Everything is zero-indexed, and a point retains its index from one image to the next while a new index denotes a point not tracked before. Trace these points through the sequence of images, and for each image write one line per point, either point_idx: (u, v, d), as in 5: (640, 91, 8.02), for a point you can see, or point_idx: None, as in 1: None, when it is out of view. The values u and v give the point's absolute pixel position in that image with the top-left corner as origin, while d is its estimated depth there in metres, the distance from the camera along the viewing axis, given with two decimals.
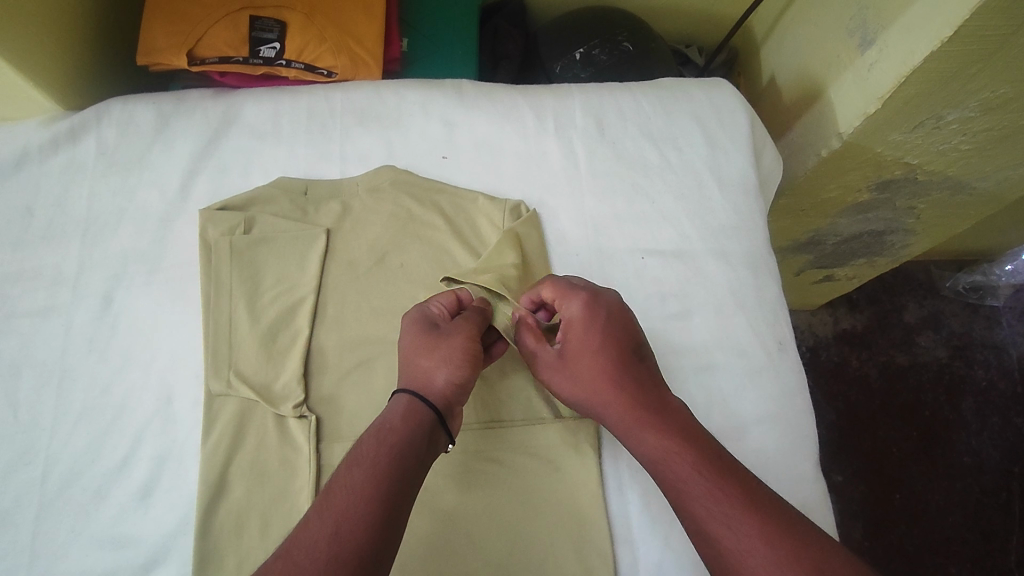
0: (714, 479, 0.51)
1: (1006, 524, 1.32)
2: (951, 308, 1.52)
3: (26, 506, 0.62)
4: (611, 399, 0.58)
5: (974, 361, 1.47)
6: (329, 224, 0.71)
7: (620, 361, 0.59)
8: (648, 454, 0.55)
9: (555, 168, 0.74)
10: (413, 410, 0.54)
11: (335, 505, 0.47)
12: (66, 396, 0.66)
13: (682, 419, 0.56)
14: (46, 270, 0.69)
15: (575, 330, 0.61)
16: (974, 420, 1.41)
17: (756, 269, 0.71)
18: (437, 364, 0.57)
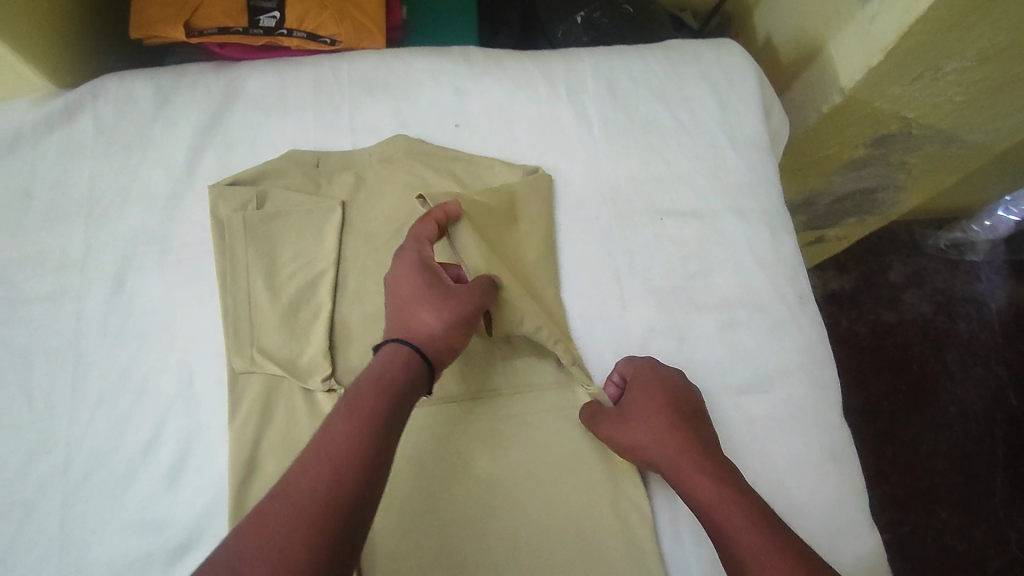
0: (774, 539, 0.51)
1: (991, 468, 1.38)
2: (933, 265, 1.55)
3: (50, 495, 0.60)
4: (670, 457, 0.58)
5: (956, 315, 1.51)
6: (344, 196, 0.70)
7: (684, 421, 0.60)
8: (705, 509, 0.55)
9: (569, 132, 0.73)
10: (403, 353, 0.54)
11: (332, 448, 0.46)
12: (82, 382, 0.64)
13: (742, 483, 0.56)
14: (50, 254, 0.67)
15: (644, 390, 0.61)
16: (958, 371, 1.46)
17: (772, 225, 0.72)
18: (429, 310, 0.57)
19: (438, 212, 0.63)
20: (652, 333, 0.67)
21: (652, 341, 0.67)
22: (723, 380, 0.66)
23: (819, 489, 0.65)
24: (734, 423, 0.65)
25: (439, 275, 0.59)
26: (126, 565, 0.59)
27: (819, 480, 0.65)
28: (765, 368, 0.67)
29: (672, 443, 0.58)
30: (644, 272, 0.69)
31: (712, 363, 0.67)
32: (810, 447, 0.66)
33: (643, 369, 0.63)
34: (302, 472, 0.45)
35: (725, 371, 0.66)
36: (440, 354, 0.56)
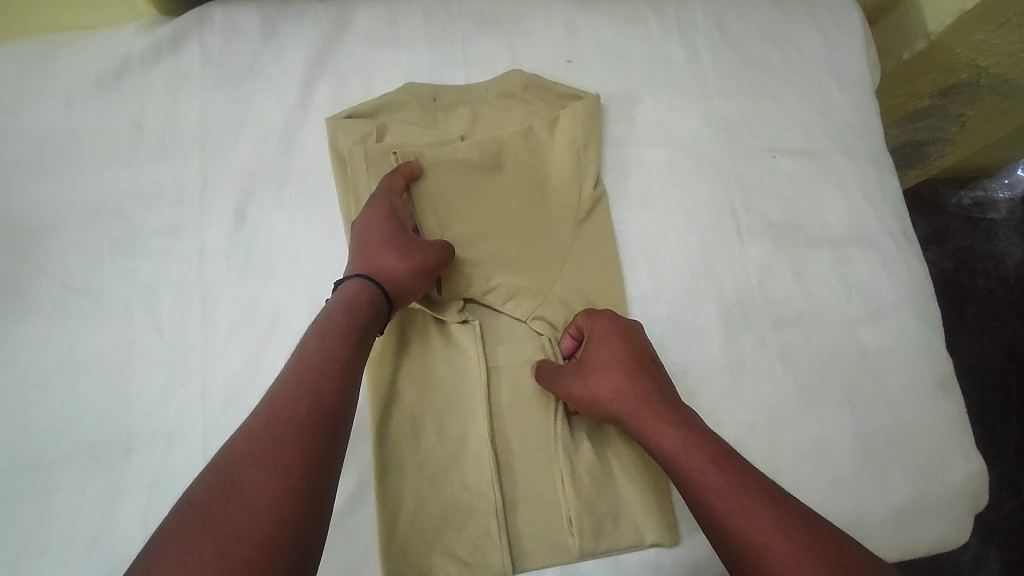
0: (733, 475, 0.51)
1: (1007, 416, 1.23)
2: (955, 223, 1.37)
3: (191, 425, 0.60)
4: (631, 405, 0.57)
5: (976, 272, 1.33)
6: (461, 131, 0.69)
7: (640, 369, 0.58)
8: (666, 452, 0.54)
9: (680, 70, 0.73)
10: (361, 292, 0.57)
11: (301, 379, 0.50)
12: (211, 314, 0.63)
13: (701, 425, 0.55)
14: (168, 187, 0.66)
15: (603, 341, 0.60)
16: (975, 323, 1.30)
17: (878, 164, 0.73)
18: (391, 257, 0.59)
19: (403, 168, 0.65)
20: (769, 266, 0.68)
21: (770, 274, 0.68)
22: (840, 310, 0.68)
23: (938, 415, 0.66)
24: (854, 353, 0.66)
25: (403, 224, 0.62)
26: None
27: (937, 407, 0.66)
28: (879, 299, 0.69)
29: (632, 392, 0.57)
30: (759, 208, 0.70)
31: (828, 295, 0.68)
32: (927, 375, 0.67)
33: (598, 320, 0.61)
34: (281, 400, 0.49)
35: (842, 303, 0.68)
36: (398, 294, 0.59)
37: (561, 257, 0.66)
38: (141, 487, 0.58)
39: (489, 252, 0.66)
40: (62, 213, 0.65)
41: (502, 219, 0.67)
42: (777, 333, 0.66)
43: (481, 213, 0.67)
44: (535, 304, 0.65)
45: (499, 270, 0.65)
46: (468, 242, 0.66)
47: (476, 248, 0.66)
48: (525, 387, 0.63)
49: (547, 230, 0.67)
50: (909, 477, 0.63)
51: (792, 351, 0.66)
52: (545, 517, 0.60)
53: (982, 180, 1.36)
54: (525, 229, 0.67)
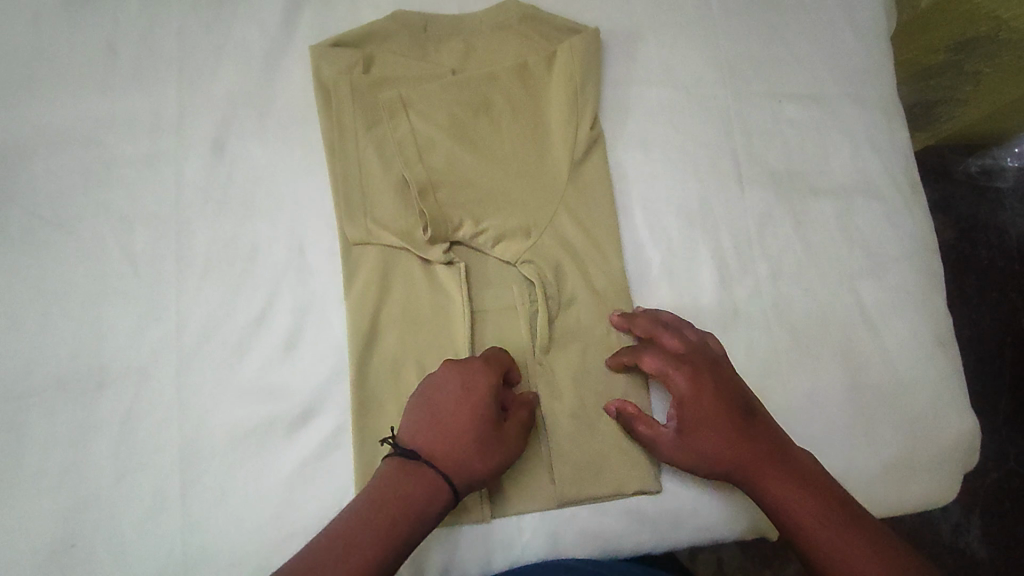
0: (845, 523, 0.52)
1: (1000, 387, 1.22)
2: (961, 191, 1.33)
3: (165, 360, 0.59)
4: (738, 465, 0.55)
5: (978, 242, 1.31)
6: (453, 64, 0.66)
7: (741, 426, 0.55)
8: (778, 503, 0.54)
9: (687, 7, 0.70)
10: (418, 466, 0.51)
11: (403, 484, 0.51)
12: (188, 249, 0.61)
13: (805, 463, 0.55)
14: (141, 113, 0.63)
15: (697, 396, 0.56)
16: (973, 293, 1.28)
17: (889, 113, 0.70)
18: (461, 407, 0.53)
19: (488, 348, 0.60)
20: (769, 215, 0.66)
21: (770, 224, 0.66)
22: (840, 263, 0.65)
23: (933, 373, 0.64)
24: (851, 306, 0.64)
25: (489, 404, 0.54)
26: (251, 431, 0.58)
27: (932, 365, 0.64)
28: (881, 253, 0.66)
29: (735, 452, 0.55)
30: (761, 155, 0.67)
31: (828, 247, 0.66)
32: (925, 332, 0.65)
33: (684, 368, 0.56)
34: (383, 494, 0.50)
35: (842, 255, 0.66)
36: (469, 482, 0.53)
37: (555, 197, 0.63)
38: (114, 420, 0.57)
39: (480, 193, 0.63)
40: (28, 137, 0.61)
41: (495, 157, 0.64)
42: (774, 284, 0.64)
43: (472, 151, 0.63)
44: (524, 248, 0.62)
45: (489, 212, 0.62)
46: (456, 182, 0.63)
47: (464, 188, 0.63)
48: (511, 332, 0.61)
49: (541, 168, 0.64)
50: (900, 433, 0.62)
51: (788, 303, 0.64)
52: (529, 479, 0.58)
53: (992, 150, 1.31)
54: (520, 167, 0.63)
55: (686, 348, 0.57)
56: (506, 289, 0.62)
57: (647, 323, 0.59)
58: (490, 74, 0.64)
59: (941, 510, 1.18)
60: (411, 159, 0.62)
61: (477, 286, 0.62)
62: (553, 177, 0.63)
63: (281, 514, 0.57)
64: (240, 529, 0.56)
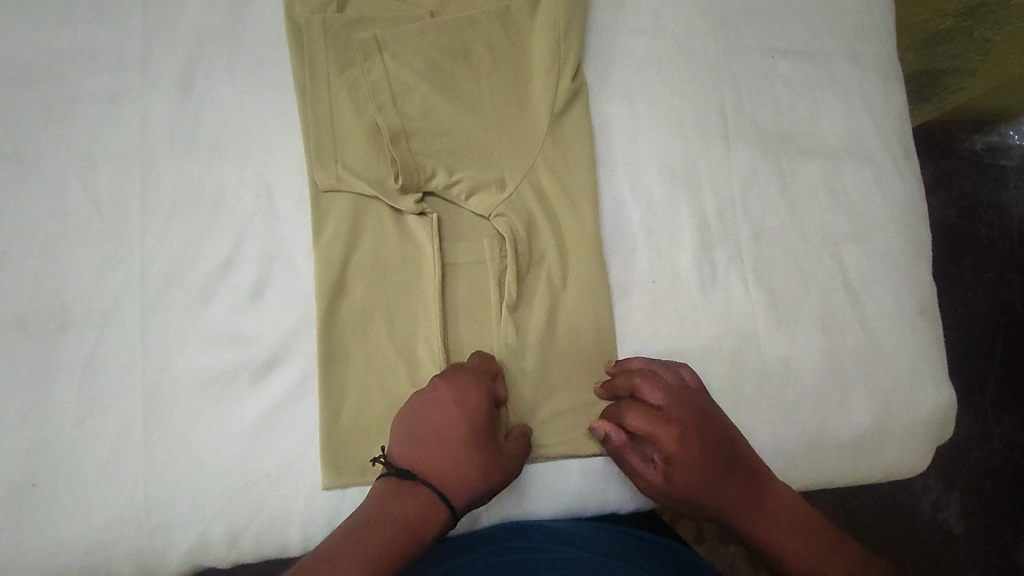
0: (838, 557, 0.50)
1: (988, 368, 1.22)
2: (963, 167, 1.30)
3: (129, 304, 0.57)
4: (736, 516, 0.53)
5: (978, 220, 1.28)
6: (432, 5, 0.63)
7: (732, 472, 0.53)
8: (779, 553, 0.51)
9: None
10: (403, 487, 0.50)
11: (405, 509, 0.49)
12: (152, 190, 0.58)
13: (791, 502, 0.53)
14: (105, 47, 0.60)
15: (685, 455, 0.52)
16: (969, 272, 1.26)
17: (886, 74, 0.68)
18: (446, 425, 0.52)
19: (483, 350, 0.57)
20: (755, 175, 0.64)
21: (755, 184, 0.64)
22: (824, 228, 0.64)
23: (913, 343, 0.63)
24: (834, 273, 0.63)
25: (475, 417, 0.52)
26: (214, 379, 0.56)
27: (912, 334, 0.63)
28: (868, 219, 0.65)
29: (732, 504, 0.52)
30: (750, 113, 0.65)
31: (814, 212, 0.64)
32: (907, 301, 0.64)
33: (667, 423, 0.53)
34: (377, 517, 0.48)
35: (827, 219, 0.64)
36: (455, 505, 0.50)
37: (531, 148, 0.61)
38: (76, 363, 0.55)
39: (455, 143, 0.61)
40: None
41: (472, 104, 0.61)
42: (755, 247, 0.62)
43: (448, 97, 0.61)
44: (498, 200, 0.60)
45: (464, 163, 0.60)
46: (431, 129, 0.60)
47: (438, 136, 0.61)
48: (482, 287, 0.60)
49: (520, 118, 0.61)
50: (876, 403, 0.61)
51: (768, 268, 0.62)
52: None
53: (999, 127, 1.29)
54: (497, 116, 0.61)
55: (668, 399, 0.53)
56: (478, 243, 0.60)
57: (626, 378, 0.55)
58: (469, 18, 0.62)
59: (921, 488, 1.18)
60: (384, 104, 0.60)
61: (449, 238, 0.60)
62: (531, 127, 0.61)
63: (244, 464, 0.55)
64: (203, 478, 0.54)
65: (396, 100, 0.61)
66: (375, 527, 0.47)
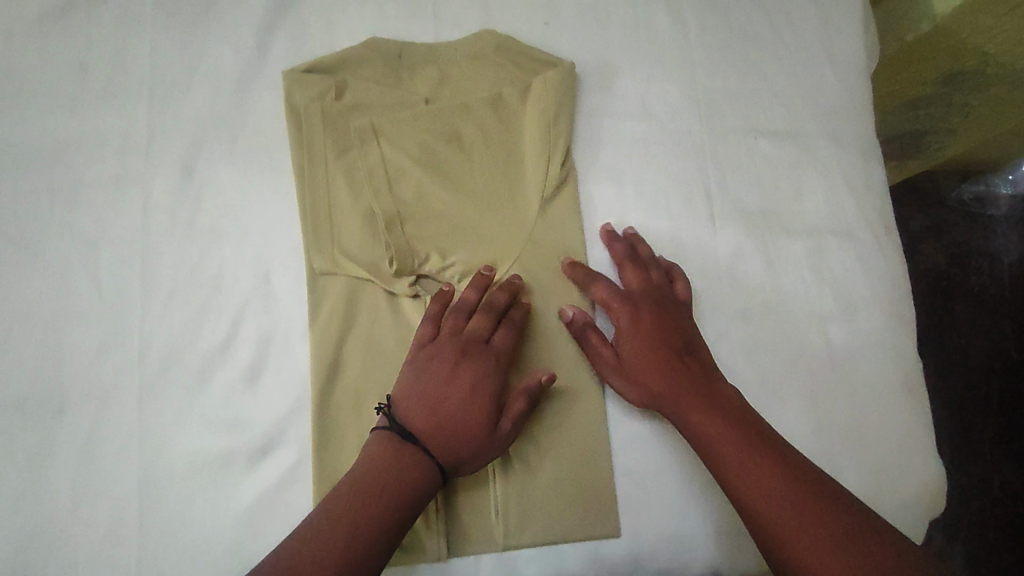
0: (760, 456, 0.51)
1: (983, 414, 1.22)
2: (952, 217, 1.31)
3: (126, 388, 0.57)
4: (666, 392, 0.57)
5: (970, 267, 1.29)
6: (427, 93, 0.65)
7: (675, 360, 0.58)
8: (695, 434, 0.55)
9: (664, 38, 0.69)
10: (405, 446, 0.53)
11: (382, 472, 0.51)
12: (154, 274, 0.60)
13: (734, 403, 0.56)
14: (111, 135, 0.62)
15: (637, 325, 0.60)
16: (963, 319, 1.27)
17: (866, 152, 0.70)
18: (461, 390, 0.55)
19: (503, 283, 0.60)
20: (740, 251, 0.66)
21: (741, 261, 0.66)
22: (809, 306, 0.65)
23: (900, 414, 0.64)
24: (819, 347, 0.64)
25: (492, 383, 0.56)
26: (208, 462, 0.57)
27: (899, 405, 0.64)
28: (851, 295, 0.66)
29: (669, 381, 0.57)
30: (735, 193, 0.67)
31: (798, 287, 0.66)
32: (892, 373, 0.65)
33: (625, 302, 0.61)
34: (345, 509, 0.49)
35: (812, 297, 0.66)
36: (457, 463, 0.54)
37: (523, 231, 0.63)
38: (73, 448, 0.56)
39: (450, 226, 0.63)
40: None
41: (466, 188, 0.63)
42: (741, 325, 0.64)
43: (443, 181, 0.63)
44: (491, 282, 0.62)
45: (458, 246, 0.62)
46: (427, 213, 0.63)
47: (433, 219, 0.63)
48: None
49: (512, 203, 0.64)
50: (866, 478, 0.62)
51: (756, 345, 0.63)
52: (467, 504, 0.58)
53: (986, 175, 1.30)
54: (490, 200, 0.63)
55: (643, 283, 0.62)
56: None
57: (620, 252, 0.63)
58: (463, 105, 0.64)
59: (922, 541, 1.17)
60: (382, 189, 0.62)
61: None
62: (523, 212, 0.63)
63: (236, 549, 0.55)
64: (195, 564, 0.54)
65: (394, 186, 0.63)
66: (341, 523, 0.48)
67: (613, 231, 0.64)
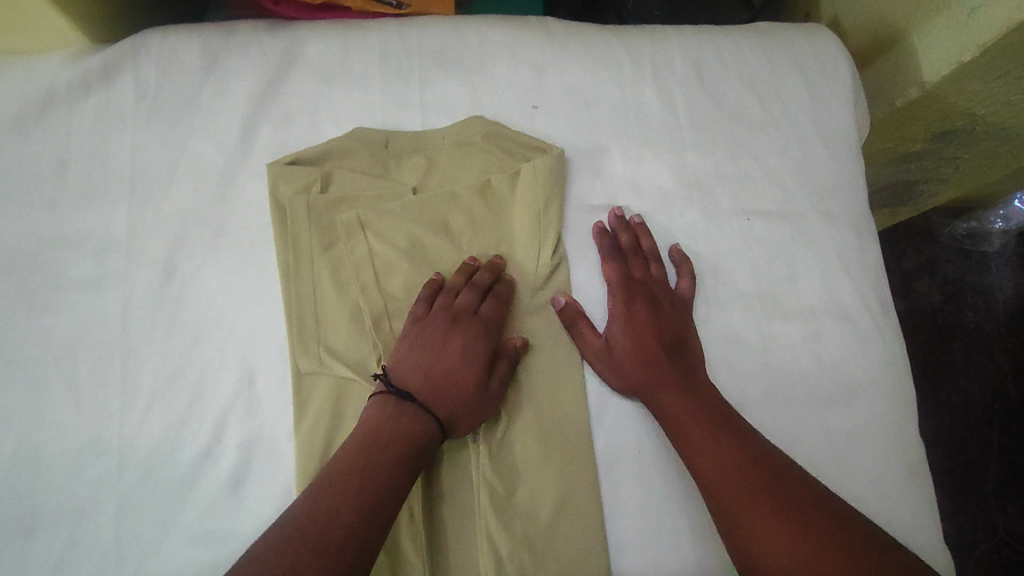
0: (735, 449, 0.54)
1: (985, 455, 1.20)
2: (945, 253, 1.31)
3: (104, 502, 0.55)
4: (651, 380, 0.59)
5: (964, 305, 1.28)
6: (414, 182, 0.64)
7: (662, 350, 0.60)
8: (671, 421, 0.58)
9: (654, 120, 0.69)
10: (404, 405, 0.55)
11: (381, 445, 0.52)
12: (134, 379, 0.58)
13: (715, 401, 0.58)
14: (91, 234, 0.60)
15: (631, 313, 0.62)
16: (962, 358, 1.25)
17: (860, 230, 0.69)
18: (453, 356, 0.58)
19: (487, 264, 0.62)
20: (735, 337, 0.65)
21: (736, 347, 0.65)
22: (809, 392, 0.64)
23: (908, 505, 0.62)
24: (819, 435, 0.63)
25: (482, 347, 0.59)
26: None
27: (906, 495, 0.62)
28: (851, 380, 0.65)
29: (657, 369, 0.59)
30: (729, 277, 0.67)
31: (796, 371, 0.65)
32: (896, 460, 0.63)
33: (621, 291, 0.63)
34: (335, 492, 0.49)
35: (811, 383, 0.64)
36: (454, 421, 0.56)
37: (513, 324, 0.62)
38: (48, 568, 0.54)
39: None
40: None
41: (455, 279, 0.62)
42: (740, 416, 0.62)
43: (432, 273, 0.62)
44: None
45: None
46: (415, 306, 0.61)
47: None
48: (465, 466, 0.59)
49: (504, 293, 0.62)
50: None
51: None
52: None
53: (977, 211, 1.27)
54: None
55: (643, 275, 0.64)
56: None
57: (627, 241, 0.65)
58: (451, 194, 0.63)
59: None
60: (369, 283, 0.61)
61: None
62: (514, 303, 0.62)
63: None
64: None
65: (382, 279, 0.61)
66: (334, 509, 0.48)
67: (623, 216, 0.66)
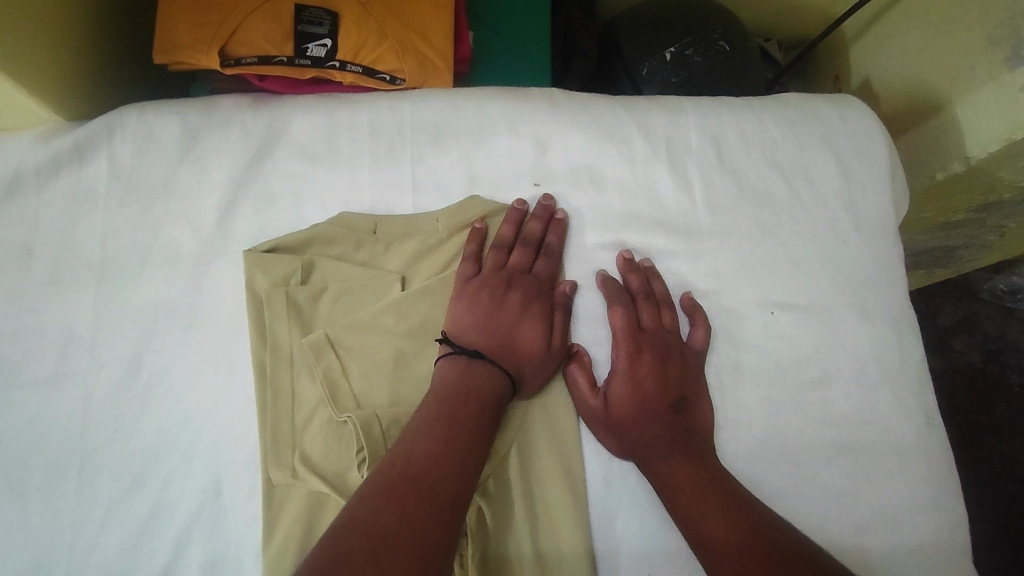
0: (728, 509, 0.49)
1: None
2: (985, 311, 1.18)
3: None
4: (649, 440, 0.53)
5: (1008, 365, 1.15)
6: (403, 269, 0.59)
7: (664, 412, 0.54)
8: (663, 480, 0.52)
9: (667, 201, 0.63)
10: (474, 362, 0.52)
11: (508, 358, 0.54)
12: (88, 489, 0.52)
13: (713, 465, 0.52)
14: (53, 326, 0.56)
15: (635, 367, 0.56)
16: (1008, 425, 1.12)
17: (899, 327, 0.62)
18: (510, 313, 0.56)
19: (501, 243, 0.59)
20: (762, 450, 0.57)
21: (762, 458, 0.57)
22: (843, 513, 0.56)
23: None
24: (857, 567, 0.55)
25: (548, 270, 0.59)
26: None
27: None
28: (891, 501, 0.57)
29: (658, 428, 0.53)
30: (752, 380, 0.59)
31: (828, 488, 0.57)
32: None
33: (624, 340, 0.57)
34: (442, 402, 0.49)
35: (845, 503, 0.57)
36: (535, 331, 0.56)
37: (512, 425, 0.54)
38: None
39: None
40: None
41: None
42: None
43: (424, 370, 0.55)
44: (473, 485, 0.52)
45: None
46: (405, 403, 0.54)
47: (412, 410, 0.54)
48: None
49: None
50: None
51: None
52: None
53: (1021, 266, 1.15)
54: None
55: (652, 324, 0.58)
56: None
57: (635, 283, 0.59)
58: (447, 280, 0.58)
59: None
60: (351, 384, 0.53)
61: None
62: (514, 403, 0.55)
63: None
64: None
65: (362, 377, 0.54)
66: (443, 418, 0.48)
67: (631, 258, 0.60)
